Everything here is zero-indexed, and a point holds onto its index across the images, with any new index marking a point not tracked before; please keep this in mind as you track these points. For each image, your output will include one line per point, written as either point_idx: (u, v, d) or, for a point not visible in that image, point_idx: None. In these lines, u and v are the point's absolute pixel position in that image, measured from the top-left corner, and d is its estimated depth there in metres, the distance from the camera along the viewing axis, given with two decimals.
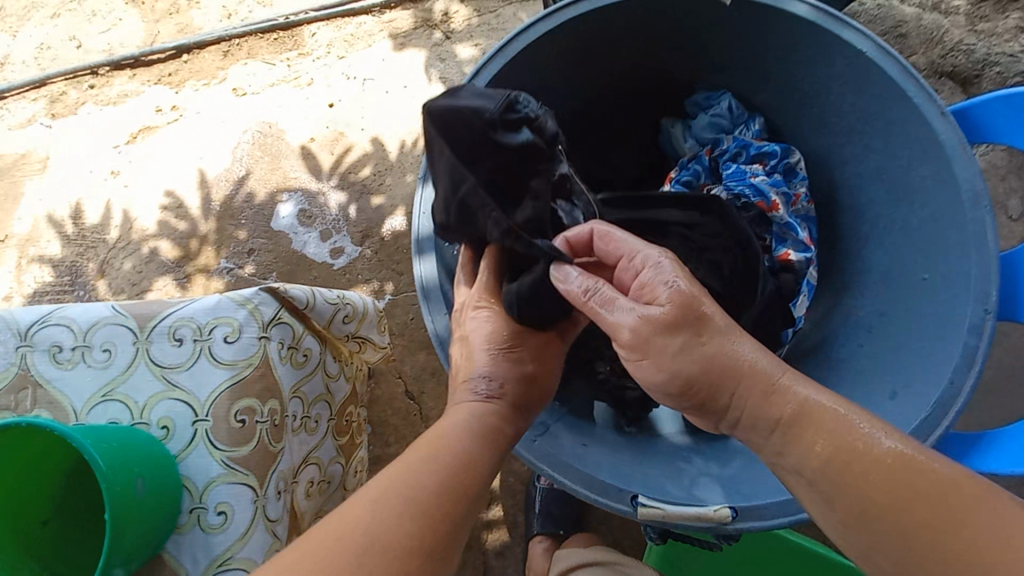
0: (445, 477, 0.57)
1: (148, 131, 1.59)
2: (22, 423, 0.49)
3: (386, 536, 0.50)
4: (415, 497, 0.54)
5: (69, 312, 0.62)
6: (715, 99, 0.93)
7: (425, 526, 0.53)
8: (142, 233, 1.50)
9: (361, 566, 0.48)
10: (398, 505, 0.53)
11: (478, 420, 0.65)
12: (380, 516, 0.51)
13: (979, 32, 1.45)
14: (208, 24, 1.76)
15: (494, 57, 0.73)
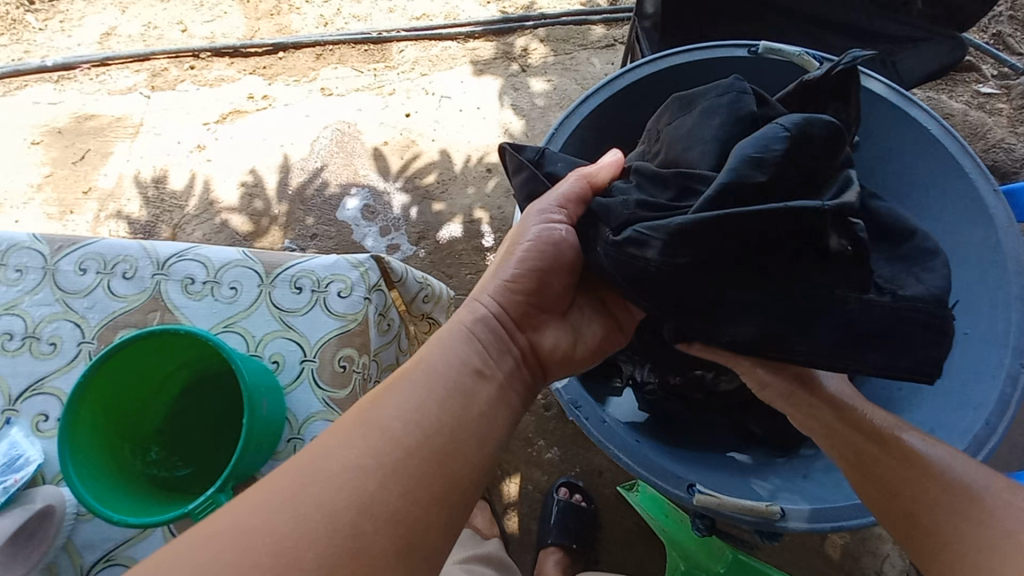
0: (418, 407, 0.54)
1: (238, 114, 1.73)
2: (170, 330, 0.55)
3: (382, 470, 0.48)
4: (388, 432, 0.51)
5: (206, 250, 0.70)
6: None
7: (390, 460, 0.49)
8: (218, 205, 1.61)
9: (365, 500, 0.46)
10: (368, 433, 0.50)
11: (479, 332, 0.65)
12: (348, 451, 0.49)
13: (1019, 135, 1.55)
14: (306, 28, 1.93)
15: (603, 89, 0.85)
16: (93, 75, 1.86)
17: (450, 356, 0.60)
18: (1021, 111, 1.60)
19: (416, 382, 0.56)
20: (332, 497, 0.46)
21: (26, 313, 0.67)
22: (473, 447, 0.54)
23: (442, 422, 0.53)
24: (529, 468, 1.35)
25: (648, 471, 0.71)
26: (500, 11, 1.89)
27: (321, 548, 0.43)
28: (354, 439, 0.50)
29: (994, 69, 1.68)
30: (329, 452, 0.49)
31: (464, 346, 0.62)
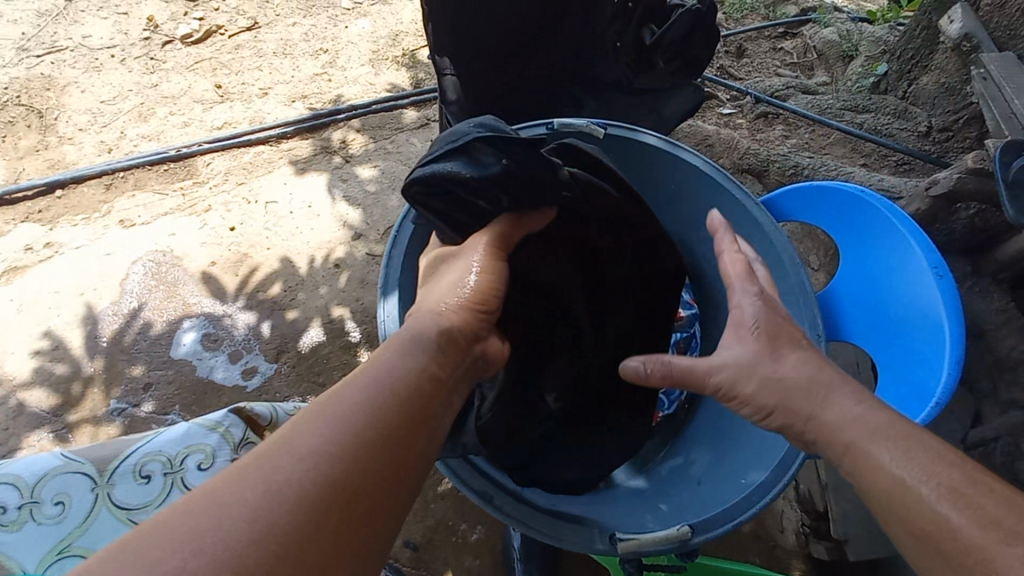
0: (378, 401, 0.50)
1: (14, 271, 1.47)
2: None
3: (329, 455, 0.45)
4: (341, 425, 0.47)
5: (9, 468, 0.57)
6: None
7: (342, 447, 0.45)
8: (9, 381, 1.33)
9: (313, 480, 0.43)
10: (325, 422, 0.47)
11: (434, 329, 0.62)
12: (308, 441, 0.45)
13: (759, 140, 1.97)
14: (85, 158, 1.72)
15: None
16: None
17: (422, 353, 0.57)
18: (754, 123, 2.04)
19: (372, 375, 0.53)
20: (285, 476, 0.43)
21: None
22: (418, 441, 0.50)
23: (400, 418, 0.50)
24: (459, 557, 1.28)
25: (565, 536, 0.74)
26: (307, 105, 1.94)
27: (273, 531, 0.40)
28: (318, 427, 0.46)
29: (726, 94, 2.14)
30: (290, 439, 0.45)
31: (426, 345, 0.58)
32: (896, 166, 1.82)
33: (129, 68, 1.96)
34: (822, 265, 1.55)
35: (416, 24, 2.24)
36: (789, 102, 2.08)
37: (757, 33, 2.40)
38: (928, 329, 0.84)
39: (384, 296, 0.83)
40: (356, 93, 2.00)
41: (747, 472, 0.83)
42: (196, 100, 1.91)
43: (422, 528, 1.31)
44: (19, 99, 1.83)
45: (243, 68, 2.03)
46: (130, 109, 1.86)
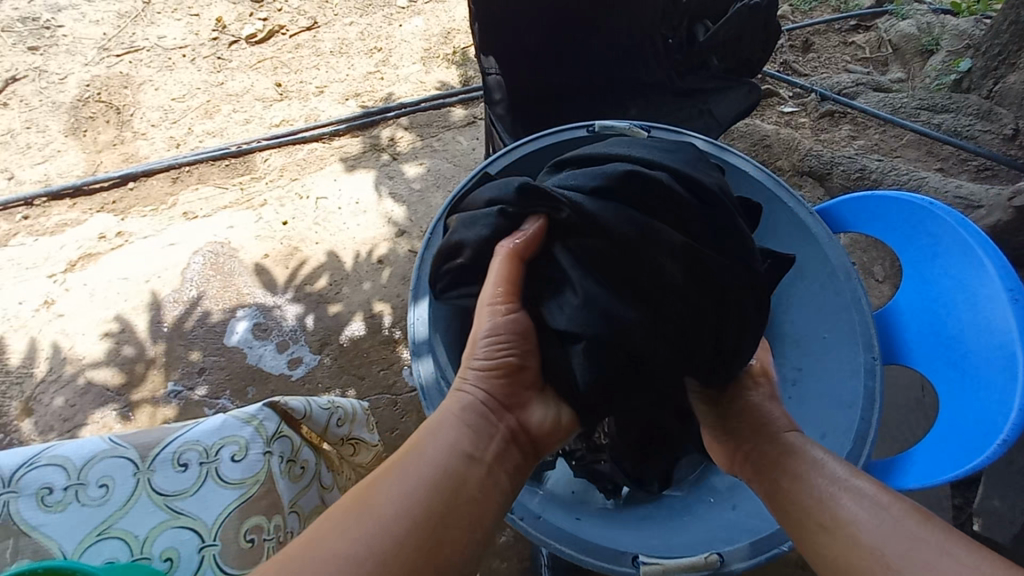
0: (413, 497, 0.58)
1: (89, 258, 1.59)
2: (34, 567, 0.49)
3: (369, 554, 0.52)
4: (383, 524, 0.55)
5: (61, 449, 0.62)
6: None
7: (381, 547, 0.53)
8: (81, 361, 1.44)
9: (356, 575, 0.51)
10: (369, 522, 0.54)
11: (467, 411, 0.67)
12: (354, 541, 0.53)
13: (823, 141, 1.85)
14: (156, 154, 1.84)
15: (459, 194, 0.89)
16: None
17: (451, 444, 0.64)
18: (818, 122, 1.91)
19: (407, 470, 0.60)
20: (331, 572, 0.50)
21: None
22: (455, 529, 0.57)
23: (435, 513, 0.57)
24: (487, 558, 1.28)
25: (592, 552, 0.71)
26: (359, 103, 1.99)
27: None
28: (361, 525, 0.54)
29: (789, 92, 2.01)
30: (337, 538, 0.53)
31: (455, 430, 0.65)
32: (977, 172, 1.67)
33: (198, 68, 2.07)
34: (888, 277, 1.44)
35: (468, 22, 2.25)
36: (858, 100, 1.94)
37: (826, 26, 2.25)
38: (1000, 359, 0.76)
39: (415, 302, 0.84)
40: (406, 91, 2.03)
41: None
42: (257, 97, 2.00)
43: None
44: (100, 96, 1.97)
45: (301, 67, 2.10)
46: (197, 107, 1.97)
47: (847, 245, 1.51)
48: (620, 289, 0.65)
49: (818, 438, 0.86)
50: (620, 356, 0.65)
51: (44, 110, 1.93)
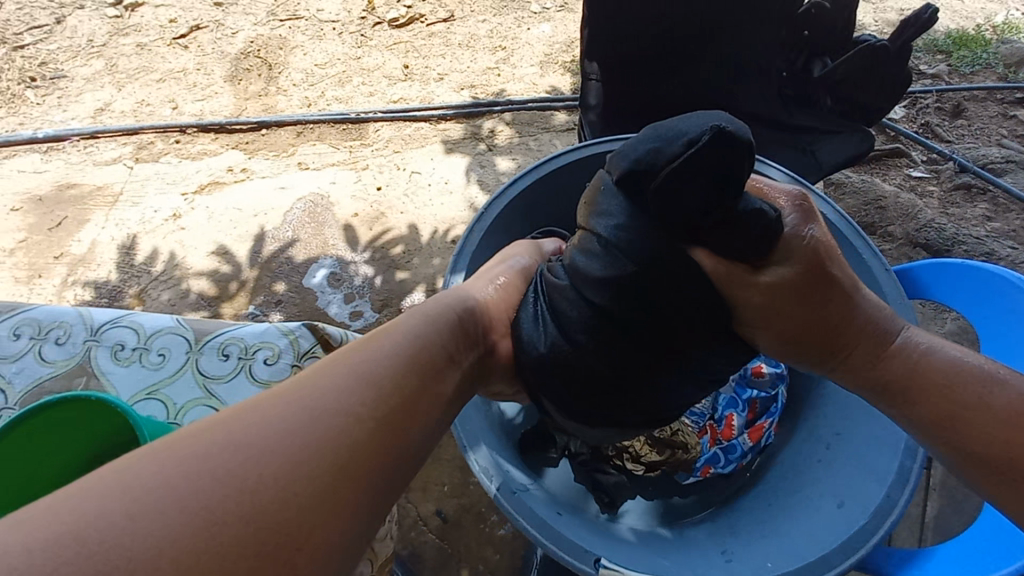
0: (399, 376, 0.57)
1: (216, 185, 1.82)
2: (74, 398, 0.57)
3: (341, 405, 0.52)
4: (370, 384, 0.55)
5: (138, 317, 0.73)
6: None
7: (353, 404, 0.52)
8: (189, 270, 1.67)
9: (334, 418, 0.50)
10: (354, 379, 0.54)
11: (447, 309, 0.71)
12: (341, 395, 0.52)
13: (951, 214, 1.66)
14: (290, 109, 2.07)
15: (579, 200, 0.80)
16: (81, 147, 1.94)
17: (424, 332, 0.65)
18: (950, 193, 1.72)
19: (381, 343, 0.60)
20: (301, 421, 0.49)
21: (5, 387, 0.68)
22: (438, 408, 0.60)
23: (401, 388, 0.57)
24: (480, 545, 1.30)
25: (547, 533, 0.71)
26: (472, 95, 2.11)
27: (303, 464, 0.47)
28: (326, 384, 0.53)
29: (923, 155, 1.82)
30: (317, 387, 0.52)
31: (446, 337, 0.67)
32: None
33: (342, 41, 2.30)
34: None
35: None
36: (1005, 179, 1.72)
37: (986, 93, 2.02)
38: None
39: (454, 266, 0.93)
40: (517, 90, 2.13)
41: (774, 557, 0.77)
42: (385, 75, 2.19)
43: (457, 502, 1.35)
44: (259, 52, 2.26)
45: (429, 54, 2.26)
46: (333, 75, 2.19)
47: (949, 331, 1.35)
48: (593, 319, 0.75)
49: (834, 507, 0.80)
50: (585, 372, 0.78)
51: (213, 57, 2.25)
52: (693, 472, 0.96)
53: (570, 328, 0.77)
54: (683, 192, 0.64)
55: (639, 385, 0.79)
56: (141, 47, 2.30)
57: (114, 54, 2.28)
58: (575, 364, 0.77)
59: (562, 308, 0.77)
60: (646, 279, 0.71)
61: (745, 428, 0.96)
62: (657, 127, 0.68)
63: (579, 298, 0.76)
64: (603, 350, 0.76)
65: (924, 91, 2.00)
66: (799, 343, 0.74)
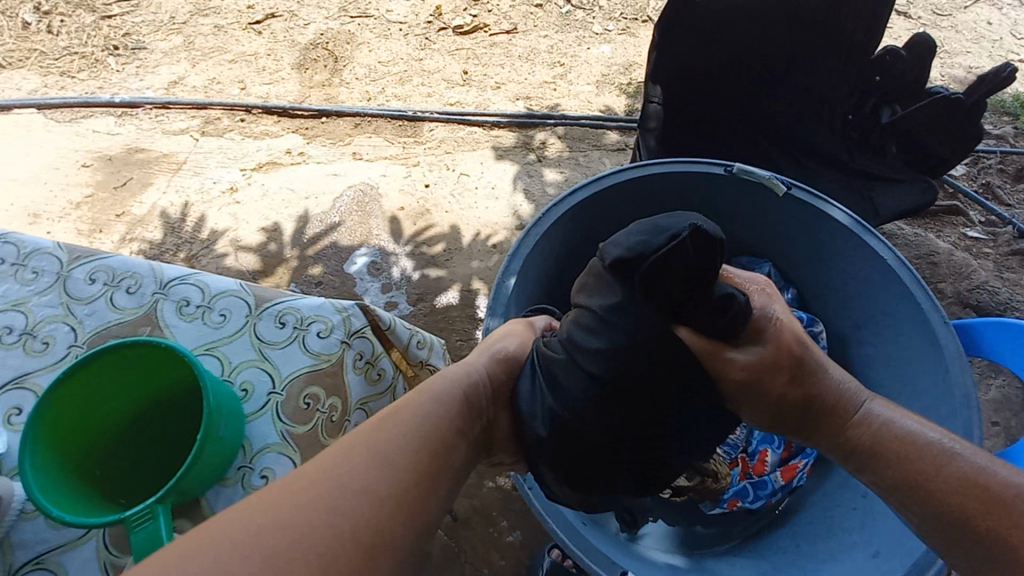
0: (411, 445, 0.59)
1: (273, 165, 1.89)
2: (140, 342, 0.57)
3: (369, 485, 0.54)
4: (385, 460, 0.56)
5: (204, 277, 0.76)
6: (757, 264, 1.11)
7: (376, 485, 0.54)
8: (238, 243, 1.73)
9: (354, 501, 0.52)
10: (367, 456, 0.56)
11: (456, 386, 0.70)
12: (351, 471, 0.54)
13: (1005, 278, 1.61)
14: (351, 101, 2.14)
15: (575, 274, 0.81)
16: (153, 114, 2.04)
17: (444, 406, 0.66)
18: (1006, 257, 1.67)
19: (403, 418, 0.62)
20: (337, 493, 0.52)
21: (75, 326, 0.72)
22: None
23: (421, 471, 0.58)
24: (486, 549, 1.29)
25: (576, 536, 0.78)
26: (526, 107, 2.15)
27: (315, 538, 0.49)
28: (356, 461, 0.55)
29: (981, 215, 1.78)
30: (336, 466, 0.54)
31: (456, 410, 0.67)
32: None
33: (407, 42, 2.38)
34: None
35: None
36: None
37: None
38: None
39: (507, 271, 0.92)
40: (571, 106, 2.16)
41: None
42: (444, 78, 2.24)
43: (468, 503, 1.35)
44: (327, 44, 2.35)
45: (489, 62, 2.31)
46: (395, 73, 2.26)
47: (994, 398, 1.30)
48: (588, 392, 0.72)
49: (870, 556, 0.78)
50: (584, 446, 0.74)
51: (285, 44, 2.35)
52: (721, 504, 0.94)
53: (568, 402, 0.73)
54: (661, 282, 0.67)
55: (635, 455, 0.77)
56: (219, 28, 2.41)
57: (193, 32, 2.40)
58: (574, 436, 0.74)
59: (558, 379, 0.74)
60: (641, 357, 0.70)
61: (778, 466, 0.94)
62: (643, 222, 0.71)
63: (576, 371, 0.74)
64: (601, 423, 0.73)
65: (987, 151, 1.95)
66: (778, 414, 0.77)
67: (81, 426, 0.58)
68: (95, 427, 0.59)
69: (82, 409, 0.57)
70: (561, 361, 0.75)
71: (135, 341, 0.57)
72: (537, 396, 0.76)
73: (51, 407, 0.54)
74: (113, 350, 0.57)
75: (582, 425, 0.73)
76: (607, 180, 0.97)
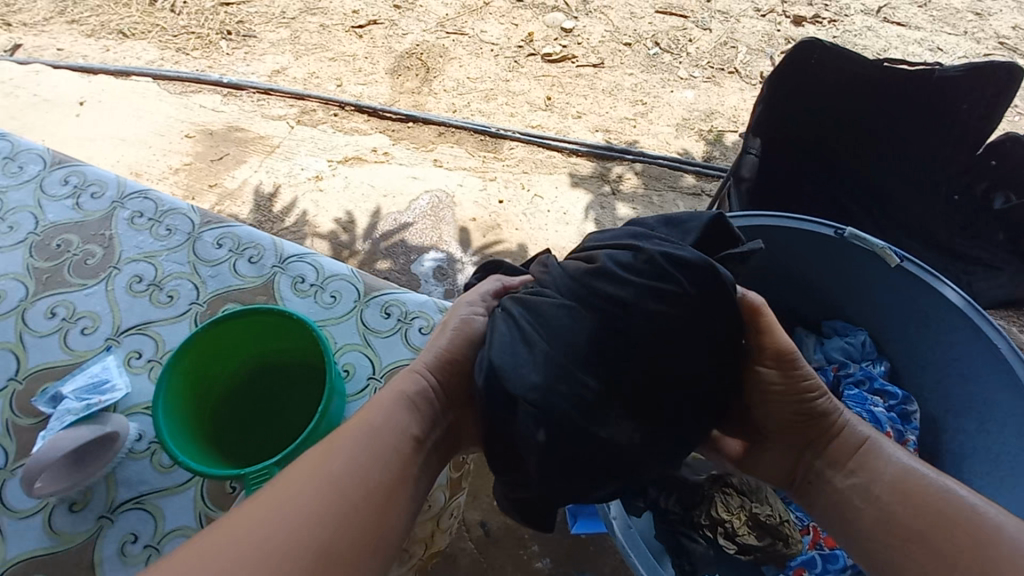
0: (377, 465, 0.58)
1: (357, 161, 1.97)
2: (274, 313, 0.61)
3: (328, 506, 0.53)
4: (339, 485, 0.55)
5: (319, 258, 0.80)
6: (851, 331, 1.10)
7: (339, 509, 0.54)
8: (315, 230, 1.79)
9: (316, 525, 0.52)
10: (315, 481, 0.55)
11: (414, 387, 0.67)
12: (300, 493, 0.53)
13: None
14: (437, 110, 2.23)
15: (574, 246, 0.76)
16: (254, 98, 2.16)
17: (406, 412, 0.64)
18: None
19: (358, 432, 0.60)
20: (298, 521, 0.52)
21: (199, 284, 0.76)
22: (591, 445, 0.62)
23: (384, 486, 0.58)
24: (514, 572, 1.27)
25: None
26: (604, 139, 2.18)
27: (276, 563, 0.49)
28: (309, 487, 0.54)
29: None
30: (295, 492, 0.53)
31: (407, 414, 0.64)
32: None
33: (497, 62, 2.46)
34: None
35: (733, 112, 2.35)
36: None
37: None
38: None
39: None
40: (650, 145, 2.18)
41: None
42: (528, 101, 2.31)
43: (502, 521, 1.34)
44: (421, 55, 2.45)
45: (573, 92, 2.37)
46: (482, 90, 2.33)
47: None
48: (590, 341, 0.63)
49: None
50: (575, 403, 0.62)
51: (382, 50, 2.47)
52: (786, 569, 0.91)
53: (556, 352, 0.63)
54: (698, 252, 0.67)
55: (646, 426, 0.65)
56: (324, 27, 2.55)
57: (300, 28, 2.55)
58: (562, 390, 0.62)
59: (545, 328, 0.65)
60: (672, 305, 0.63)
61: None
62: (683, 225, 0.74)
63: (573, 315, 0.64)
64: (599, 378, 0.63)
65: None
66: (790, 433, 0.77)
67: (207, 388, 0.62)
68: (216, 392, 0.63)
69: (210, 372, 0.61)
70: (558, 306, 0.65)
71: (270, 312, 0.61)
72: (517, 346, 0.65)
73: (186, 365, 0.58)
74: (244, 317, 0.61)
75: (582, 379, 0.63)
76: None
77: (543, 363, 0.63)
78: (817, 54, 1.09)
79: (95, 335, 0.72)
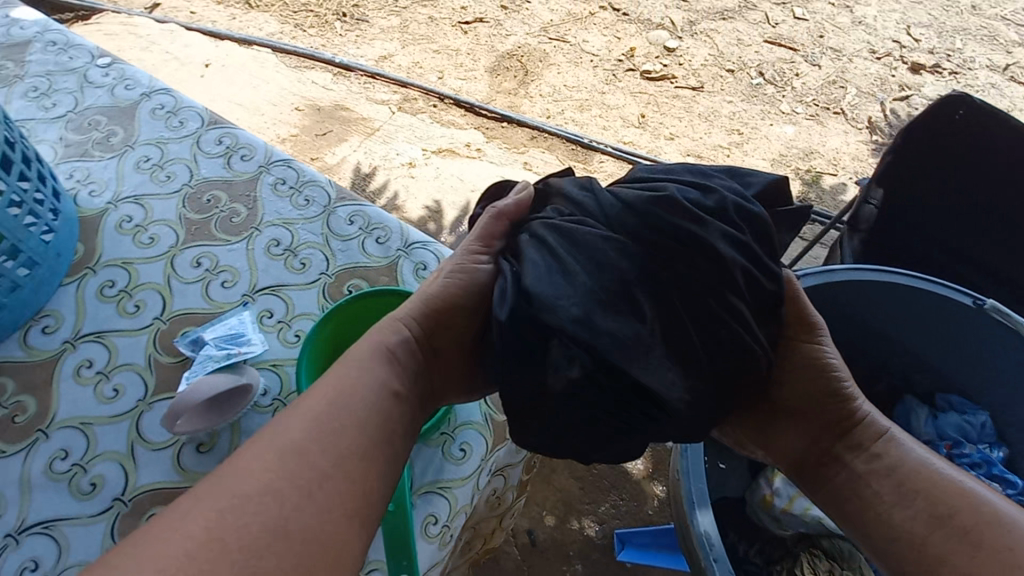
0: (352, 430, 0.61)
1: (451, 153, 2.01)
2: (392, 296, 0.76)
3: (301, 473, 0.56)
4: (307, 449, 0.58)
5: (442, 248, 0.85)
6: (969, 410, 1.04)
7: (310, 477, 0.56)
8: (403, 214, 1.85)
9: (290, 489, 0.54)
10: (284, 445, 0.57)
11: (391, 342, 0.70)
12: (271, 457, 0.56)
13: None
14: (532, 114, 2.25)
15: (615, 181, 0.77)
16: (360, 80, 2.25)
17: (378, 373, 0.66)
18: None
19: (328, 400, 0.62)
20: (272, 489, 0.54)
21: (330, 257, 0.83)
22: None
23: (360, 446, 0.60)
24: None
25: None
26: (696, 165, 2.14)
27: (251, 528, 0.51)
28: (281, 455, 0.57)
29: None
30: (268, 461, 0.56)
31: (384, 367, 0.67)
32: None
33: (595, 73, 2.46)
34: None
35: (835, 154, 2.26)
36: None
37: None
38: None
39: None
40: None
41: None
42: (622, 116, 2.29)
43: (551, 531, 1.34)
44: (522, 57, 2.48)
45: (669, 113, 2.34)
46: (578, 99, 2.34)
47: None
48: (624, 273, 0.65)
49: None
50: (606, 333, 0.63)
51: (485, 48, 2.51)
52: None
53: (590, 279, 0.65)
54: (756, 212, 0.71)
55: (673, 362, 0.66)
56: (432, 19, 2.62)
57: (409, 17, 2.63)
58: (596, 317, 0.63)
59: (582, 255, 0.66)
60: (715, 252, 0.65)
61: None
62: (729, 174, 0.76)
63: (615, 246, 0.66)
64: (631, 311, 0.64)
65: None
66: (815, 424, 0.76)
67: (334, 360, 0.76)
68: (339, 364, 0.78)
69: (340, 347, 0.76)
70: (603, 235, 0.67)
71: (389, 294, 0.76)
72: (553, 270, 0.66)
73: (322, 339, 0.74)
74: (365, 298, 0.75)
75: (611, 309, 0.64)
76: (843, 274, 0.97)
77: (579, 289, 0.64)
78: (962, 110, 1.08)
79: (234, 290, 0.82)
